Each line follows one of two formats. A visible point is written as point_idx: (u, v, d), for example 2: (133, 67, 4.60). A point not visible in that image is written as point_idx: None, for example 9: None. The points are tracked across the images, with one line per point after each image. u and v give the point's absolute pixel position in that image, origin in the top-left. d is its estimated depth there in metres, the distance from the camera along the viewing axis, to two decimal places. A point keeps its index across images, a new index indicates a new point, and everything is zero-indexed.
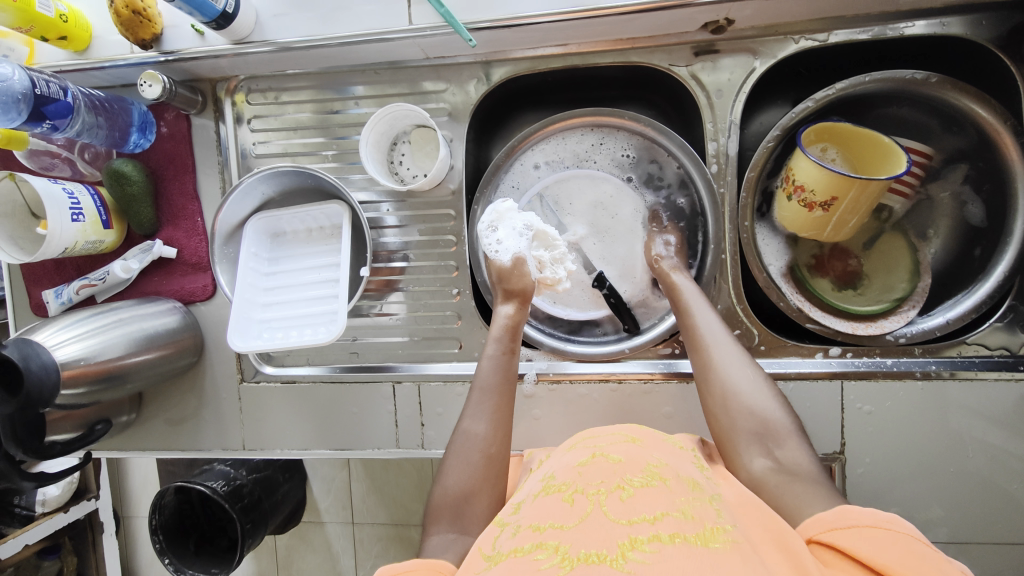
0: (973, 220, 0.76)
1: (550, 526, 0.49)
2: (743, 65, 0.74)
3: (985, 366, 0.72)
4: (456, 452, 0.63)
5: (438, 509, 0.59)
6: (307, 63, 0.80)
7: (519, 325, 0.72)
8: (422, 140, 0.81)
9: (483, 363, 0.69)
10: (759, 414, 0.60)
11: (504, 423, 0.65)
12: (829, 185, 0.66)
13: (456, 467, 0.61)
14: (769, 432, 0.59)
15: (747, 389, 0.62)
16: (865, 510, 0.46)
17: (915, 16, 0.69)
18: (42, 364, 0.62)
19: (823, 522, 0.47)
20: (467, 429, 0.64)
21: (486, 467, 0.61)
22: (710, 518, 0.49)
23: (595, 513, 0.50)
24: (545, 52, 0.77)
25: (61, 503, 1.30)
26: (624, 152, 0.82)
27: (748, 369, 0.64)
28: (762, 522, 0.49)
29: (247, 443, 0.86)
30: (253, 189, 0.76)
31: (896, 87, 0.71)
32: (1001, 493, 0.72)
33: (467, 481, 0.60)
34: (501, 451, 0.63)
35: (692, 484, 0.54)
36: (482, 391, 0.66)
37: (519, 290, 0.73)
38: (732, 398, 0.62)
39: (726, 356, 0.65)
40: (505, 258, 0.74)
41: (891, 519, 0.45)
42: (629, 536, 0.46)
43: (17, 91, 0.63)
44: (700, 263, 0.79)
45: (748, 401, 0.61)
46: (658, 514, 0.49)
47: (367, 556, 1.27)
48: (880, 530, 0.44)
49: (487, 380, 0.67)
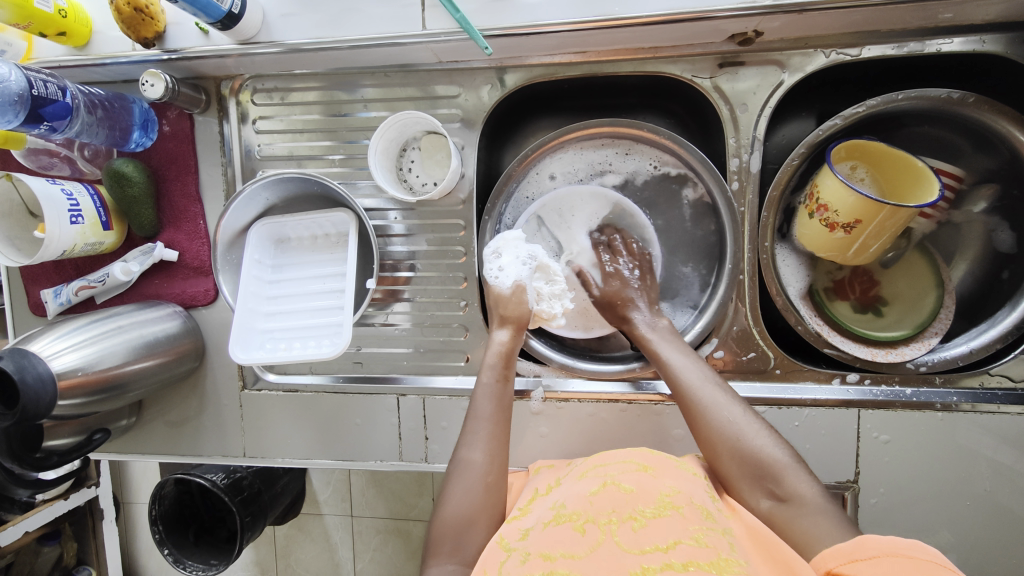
0: (1002, 246, 0.74)
1: (560, 555, 0.49)
2: (770, 78, 0.71)
3: (1007, 399, 0.70)
4: (456, 480, 0.61)
5: (438, 537, 0.58)
6: (315, 64, 0.77)
7: (513, 352, 0.70)
8: (432, 147, 0.78)
9: (478, 393, 0.67)
10: (750, 455, 0.57)
11: (500, 450, 0.63)
12: (856, 208, 0.63)
13: (456, 494, 0.60)
14: (767, 471, 0.56)
15: (733, 428, 0.59)
16: (884, 538, 0.45)
17: (953, 33, 0.66)
18: (37, 375, 0.60)
19: (842, 554, 0.46)
20: (465, 458, 0.62)
21: (486, 495, 0.60)
22: (723, 549, 0.47)
23: (606, 543, 0.49)
24: (562, 59, 0.74)
25: (61, 491, 1.30)
26: (650, 164, 0.80)
27: (728, 406, 0.60)
28: (776, 555, 0.48)
29: (248, 451, 0.85)
30: (256, 195, 0.73)
31: (930, 106, 0.67)
32: (1017, 526, 0.70)
33: (467, 509, 0.59)
34: (500, 478, 0.62)
35: (705, 513, 0.52)
36: (476, 420, 0.65)
37: (516, 318, 0.70)
38: (719, 443, 0.59)
39: (703, 398, 0.61)
40: (505, 285, 0.71)
41: (914, 546, 0.44)
42: (641, 565, 0.46)
43: (14, 92, 0.60)
44: (717, 283, 0.77)
45: (735, 442, 0.58)
46: (670, 542, 0.48)
47: (365, 550, 1.26)
48: (899, 557, 0.43)
49: (481, 409, 0.65)
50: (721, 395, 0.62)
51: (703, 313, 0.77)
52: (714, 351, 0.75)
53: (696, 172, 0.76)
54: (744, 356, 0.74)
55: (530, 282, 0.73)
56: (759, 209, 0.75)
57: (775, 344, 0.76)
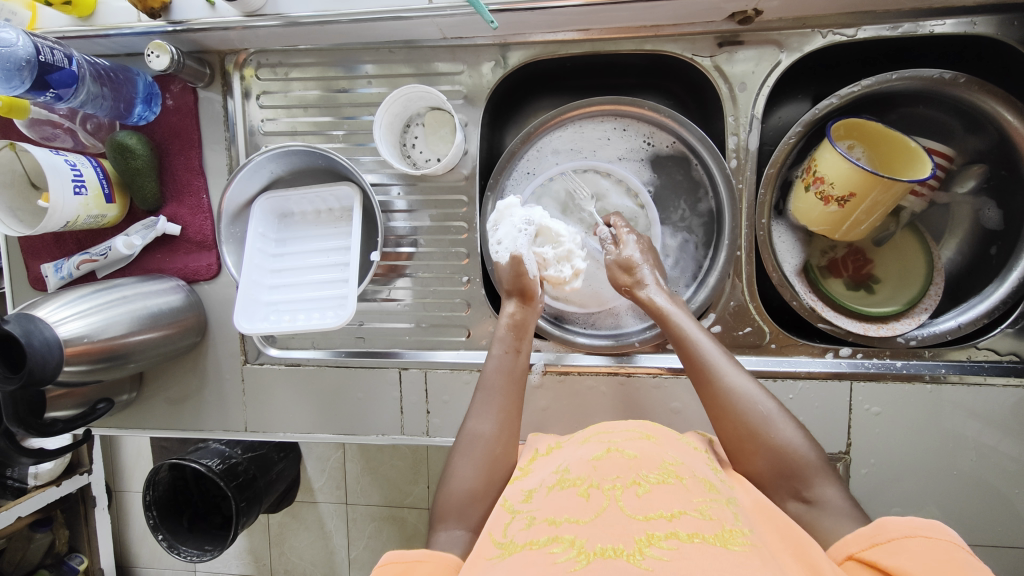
0: (989, 224, 0.76)
1: (565, 521, 0.50)
2: (768, 58, 0.72)
3: (993, 371, 0.72)
4: (463, 452, 0.62)
5: (444, 508, 0.59)
6: (318, 39, 0.78)
7: (523, 322, 0.71)
8: (436, 123, 0.79)
9: (487, 363, 0.69)
10: (781, 456, 0.56)
11: (508, 422, 0.64)
12: (851, 180, 0.64)
13: (463, 467, 0.61)
14: (796, 474, 0.55)
15: (766, 426, 0.57)
16: (899, 519, 0.45)
17: (944, 15, 0.68)
18: (44, 340, 0.60)
19: (862, 538, 0.47)
20: (473, 429, 0.64)
21: (491, 468, 0.61)
22: (728, 520, 0.48)
23: (611, 508, 0.50)
24: (565, 36, 0.75)
25: (54, 477, 1.28)
26: (645, 140, 0.82)
27: (763, 403, 0.59)
28: (784, 532, 0.49)
29: (250, 425, 0.85)
30: (261, 167, 0.74)
31: (923, 86, 0.69)
32: (1001, 498, 0.72)
33: (472, 482, 0.60)
34: (507, 452, 0.63)
35: (708, 485, 0.54)
36: (486, 391, 0.66)
37: (524, 287, 0.71)
38: (748, 440, 0.58)
39: (736, 392, 0.60)
40: (504, 258, 0.72)
41: (927, 525, 0.45)
42: (646, 532, 0.47)
43: (21, 57, 0.61)
44: (714, 257, 0.78)
45: (767, 441, 0.57)
46: (675, 511, 0.49)
47: (360, 536, 1.27)
48: (916, 538, 0.43)
49: (491, 379, 0.67)
50: (755, 390, 0.60)
51: (703, 284, 0.78)
52: (711, 325, 0.76)
53: (692, 150, 0.78)
54: (740, 331, 0.76)
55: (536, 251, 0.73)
56: (755, 187, 0.76)
57: (770, 319, 0.77)
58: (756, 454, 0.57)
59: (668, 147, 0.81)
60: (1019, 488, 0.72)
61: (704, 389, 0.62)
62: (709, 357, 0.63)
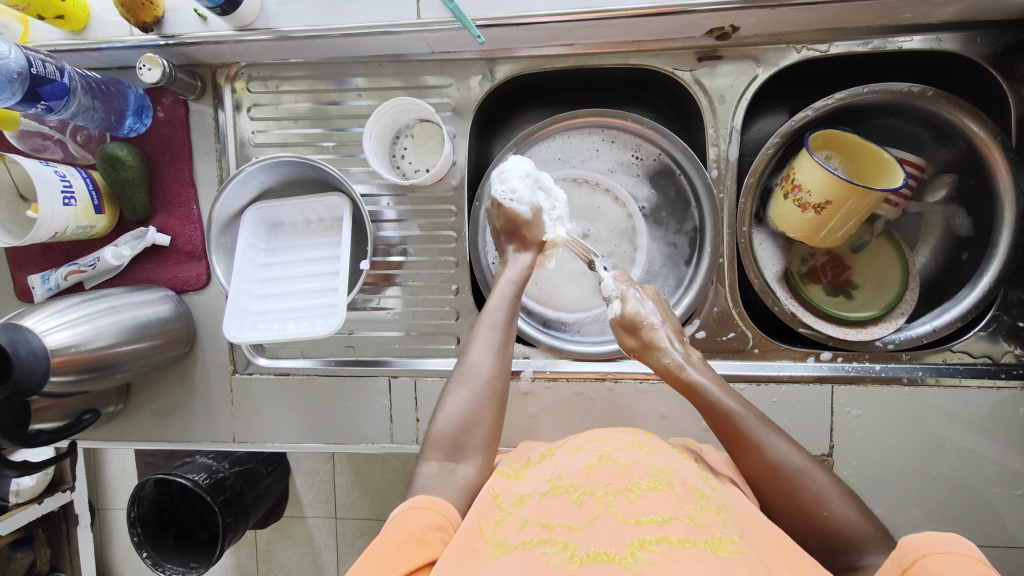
0: (961, 231, 0.79)
1: (558, 526, 0.51)
2: (746, 72, 0.75)
3: (968, 373, 0.74)
4: (461, 379, 0.65)
5: (435, 441, 0.61)
6: (308, 53, 0.79)
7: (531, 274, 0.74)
8: (425, 135, 0.81)
9: (494, 301, 0.70)
10: (838, 530, 0.54)
11: (507, 359, 0.67)
12: (827, 188, 0.67)
13: (460, 394, 0.64)
14: (851, 545, 0.53)
15: (820, 504, 0.55)
16: (919, 537, 0.45)
17: (913, 31, 0.71)
18: (31, 350, 0.60)
19: (891, 565, 0.46)
20: (473, 361, 0.66)
21: (487, 401, 0.64)
22: (718, 528, 0.49)
23: (603, 515, 0.51)
24: (551, 51, 0.78)
25: (37, 495, 1.24)
26: (633, 153, 0.84)
27: (813, 476, 0.57)
28: (772, 536, 0.50)
29: (238, 436, 0.85)
30: (252, 177, 0.75)
31: (893, 100, 0.72)
32: (980, 499, 0.74)
33: (468, 412, 0.63)
34: (504, 384, 0.66)
35: (698, 493, 0.54)
36: (489, 326, 0.68)
37: (536, 240, 0.74)
38: (802, 514, 0.56)
39: (783, 466, 0.58)
40: (522, 208, 0.73)
41: (946, 539, 0.45)
42: (637, 536, 0.48)
43: (14, 69, 0.62)
44: (698, 264, 0.80)
45: (821, 517, 0.55)
46: (666, 516, 0.50)
47: (350, 550, 1.26)
48: (936, 555, 0.43)
49: (495, 316, 0.69)
50: (805, 464, 0.58)
51: (688, 290, 0.80)
52: (695, 331, 0.78)
53: (676, 162, 0.80)
54: (724, 336, 0.78)
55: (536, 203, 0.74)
56: (736, 196, 0.78)
57: (753, 325, 0.79)
58: (811, 527, 0.56)
59: (654, 159, 0.84)
60: (997, 489, 0.74)
61: (749, 466, 0.60)
62: (749, 431, 0.61)
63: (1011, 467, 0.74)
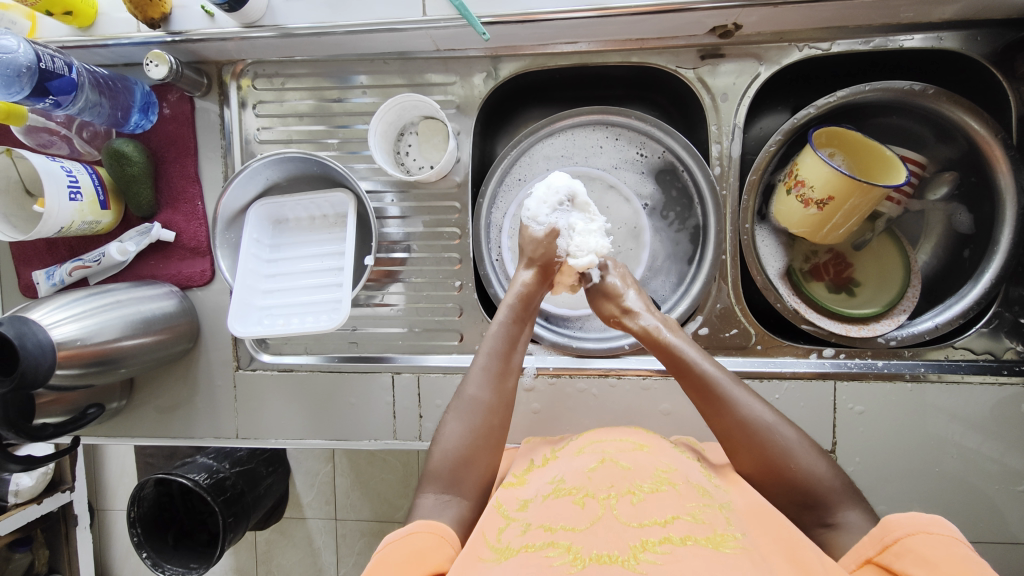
0: (962, 228, 0.79)
1: (561, 528, 0.51)
2: (748, 70, 0.76)
3: (970, 369, 0.74)
4: (457, 412, 0.64)
5: (434, 470, 0.61)
6: (314, 50, 0.80)
7: (534, 296, 0.71)
8: (429, 132, 0.82)
9: (492, 328, 0.68)
10: (807, 485, 0.56)
11: (505, 393, 0.65)
12: (831, 184, 0.67)
13: (457, 428, 0.62)
14: (813, 499, 0.56)
15: (788, 458, 0.57)
16: (904, 517, 0.48)
17: (914, 30, 0.72)
18: (38, 342, 0.60)
19: (873, 540, 0.49)
20: (470, 393, 0.64)
21: (486, 437, 0.63)
22: (720, 525, 0.50)
23: (607, 517, 0.51)
24: (555, 49, 0.78)
25: (35, 494, 1.24)
26: (637, 151, 0.85)
27: (782, 432, 0.58)
28: (779, 533, 0.50)
29: (241, 432, 0.85)
30: (258, 173, 0.75)
31: (895, 98, 0.73)
32: (981, 496, 0.74)
33: (465, 448, 0.61)
34: (501, 421, 0.64)
35: (701, 492, 0.55)
36: (487, 356, 0.67)
37: (546, 261, 0.71)
38: (771, 469, 0.57)
39: (754, 423, 0.59)
40: (539, 228, 0.71)
41: (930, 521, 0.47)
42: (640, 537, 0.48)
43: (21, 64, 0.62)
44: (701, 260, 0.80)
45: (791, 471, 0.57)
46: (668, 516, 0.50)
47: (350, 552, 1.26)
48: (920, 534, 0.46)
49: (492, 346, 0.67)
50: (774, 420, 0.59)
51: (691, 287, 0.80)
52: (699, 327, 0.78)
53: (680, 159, 0.80)
54: (726, 333, 0.78)
55: (557, 222, 0.71)
56: (739, 194, 0.79)
57: (756, 322, 0.79)
58: (781, 483, 0.57)
59: (658, 157, 0.84)
60: (998, 486, 0.74)
61: (722, 424, 0.60)
62: (721, 389, 0.61)
63: (1013, 465, 0.74)
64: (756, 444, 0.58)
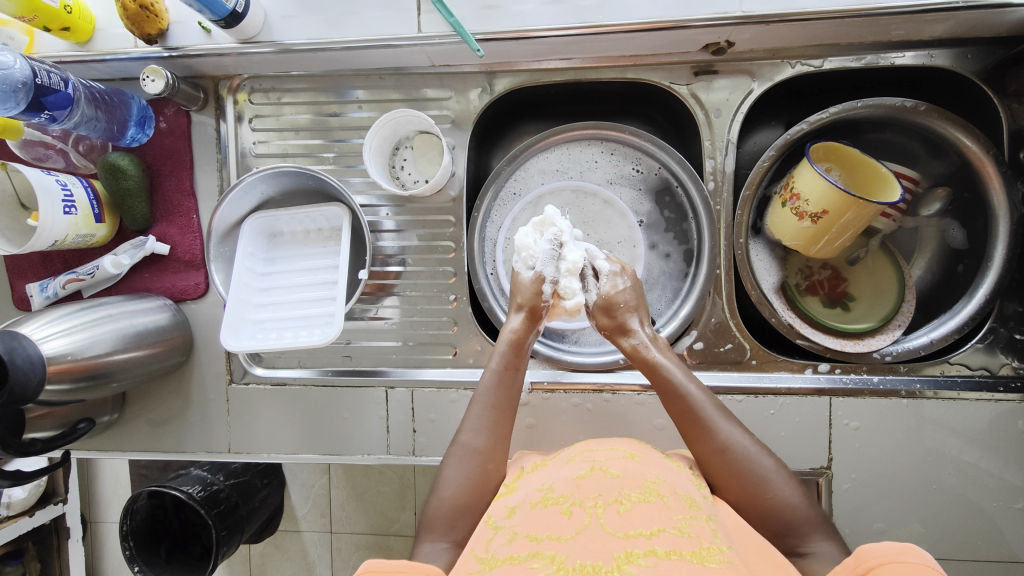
0: (955, 244, 0.79)
1: (547, 537, 0.50)
2: (741, 87, 0.76)
3: (966, 386, 0.74)
4: (455, 464, 0.62)
5: (432, 519, 0.59)
6: (311, 66, 0.80)
7: (525, 341, 0.68)
8: (424, 146, 0.82)
9: (484, 376, 0.67)
10: (781, 511, 0.56)
11: (502, 436, 0.63)
12: (827, 198, 0.67)
13: (451, 480, 0.60)
14: (791, 523, 0.55)
15: (766, 485, 0.57)
16: (876, 547, 0.45)
17: (905, 48, 0.73)
18: (27, 357, 0.60)
19: (846, 570, 0.46)
20: (466, 442, 0.62)
21: (481, 484, 0.61)
22: (707, 538, 0.49)
23: (592, 526, 0.50)
24: (549, 65, 0.79)
25: (27, 507, 1.23)
26: (634, 167, 0.85)
27: (761, 460, 0.58)
28: (761, 551, 0.49)
29: (234, 447, 0.84)
30: (252, 187, 0.76)
31: (886, 114, 0.73)
32: (979, 513, 0.73)
33: (464, 497, 0.59)
34: (498, 468, 0.62)
35: (689, 502, 0.54)
36: (483, 405, 0.64)
37: (529, 303, 0.70)
38: (747, 496, 0.57)
39: (730, 447, 0.59)
40: (526, 274, 0.72)
41: (902, 549, 0.45)
42: (625, 549, 0.47)
43: (18, 79, 0.63)
44: (695, 275, 0.81)
45: (766, 500, 0.56)
46: (654, 529, 0.49)
47: (344, 566, 1.24)
48: (893, 564, 0.43)
49: (486, 393, 0.65)
50: (752, 448, 0.59)
51: (685, 301, 0.80)
52: (693, 342, 0.78)
53: (675, 176, 0.81)
54: (721, 347, 0.78)
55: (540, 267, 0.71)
56: (733, 208, 0.79)
57: (750, 336, 0.79)
58: (758, 510, 0.56)
59: (655, 174, 0.85)
60: (996, 503, 0.73)
61: (698, 446, 0.60)
62: (704, 415, 0.60)
63: (1009, 480, 0.73)
64: (731, 465, 0.58)
